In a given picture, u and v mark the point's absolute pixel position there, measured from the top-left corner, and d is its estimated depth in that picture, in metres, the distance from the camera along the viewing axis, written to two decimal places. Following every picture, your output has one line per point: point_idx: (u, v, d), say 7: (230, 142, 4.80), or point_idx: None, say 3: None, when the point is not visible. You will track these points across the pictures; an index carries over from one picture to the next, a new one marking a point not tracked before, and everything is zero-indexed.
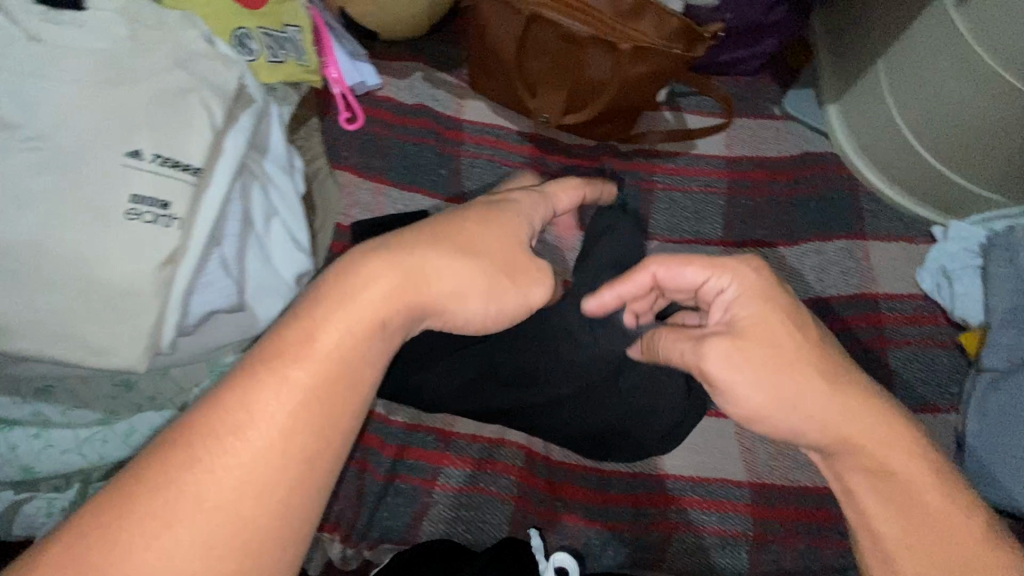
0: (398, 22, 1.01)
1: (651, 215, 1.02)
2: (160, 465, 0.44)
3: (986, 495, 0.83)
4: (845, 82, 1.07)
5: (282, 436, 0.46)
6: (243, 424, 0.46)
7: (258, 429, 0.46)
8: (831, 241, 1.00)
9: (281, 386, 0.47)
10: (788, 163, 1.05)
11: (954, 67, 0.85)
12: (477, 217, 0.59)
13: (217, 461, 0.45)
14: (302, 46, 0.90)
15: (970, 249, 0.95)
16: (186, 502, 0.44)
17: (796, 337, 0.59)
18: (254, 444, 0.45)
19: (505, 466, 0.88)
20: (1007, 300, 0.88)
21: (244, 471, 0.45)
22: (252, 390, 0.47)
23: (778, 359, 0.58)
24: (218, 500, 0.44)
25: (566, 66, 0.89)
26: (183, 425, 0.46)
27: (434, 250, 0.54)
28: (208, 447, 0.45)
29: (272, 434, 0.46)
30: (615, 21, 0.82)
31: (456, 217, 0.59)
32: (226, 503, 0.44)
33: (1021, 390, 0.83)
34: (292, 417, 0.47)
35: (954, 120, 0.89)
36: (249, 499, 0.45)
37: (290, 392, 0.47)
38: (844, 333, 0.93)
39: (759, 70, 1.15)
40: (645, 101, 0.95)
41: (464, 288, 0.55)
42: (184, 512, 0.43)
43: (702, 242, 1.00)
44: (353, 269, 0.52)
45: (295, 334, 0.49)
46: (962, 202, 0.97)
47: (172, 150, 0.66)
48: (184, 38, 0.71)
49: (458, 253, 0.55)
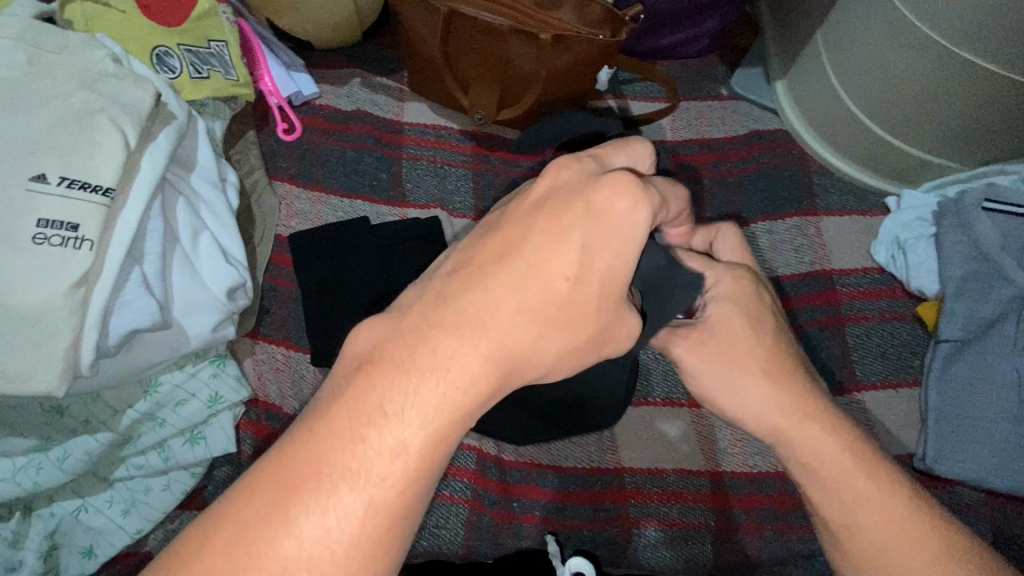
0: (330, 31, 1.01)
1: None
2: (304, 489, 0.41)
3: (950, 470, 0.81)
4: (790, 57, 1.05)
5: (402, 471, 0.42)
6: (373, 446, 0.42)
7: (355, 499, 0.41)
8: (782, 220, 0.98)
9: (370, 454, 0.42)
10: (736, 143, 1.04)
11: (887, 33, 0.82)
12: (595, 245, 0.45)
13: (345, 489, 0.41)
14: (229, 60, 0.88)
15: (923, 218, 0.92)
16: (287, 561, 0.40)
17: (760, 337, 0.59)
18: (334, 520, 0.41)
19: (457, 469, 0.87)
20: (959, 270, 0.86)
21: (365, 508, 0.41)
22: (343, 454, 0.42)
23: (752, 355, 0.58)
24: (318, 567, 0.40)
25: (492, 61, 0.88)
26: (312, 445, 0.43)
27: (551, 286, 0.44)
28: (321, 500, 0.41)
29: (351, 500, 0.41)
30: (532, 12, 0.82)
31: (530, 219, 0.45)
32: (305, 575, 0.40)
33: (977, 358, 0.83)
34: (414, 455, 0.42)
35: (894, 87, 0.86)
36: (366, 543, 0.41)
37: (410, 427, 0.42)
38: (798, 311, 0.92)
39: (705, 51, 1.12)
40: (579, 90, 0.94)
41: (557, 355, 0.45)
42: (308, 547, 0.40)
43: None
44: (486, 291, 0.44)
45: (387, 409, 0.43)
46: (914, 170, 0.95)
47: (80, 172, 0.66)
48: (90, 60, 0.71)
49: (578, 292, 0.44)
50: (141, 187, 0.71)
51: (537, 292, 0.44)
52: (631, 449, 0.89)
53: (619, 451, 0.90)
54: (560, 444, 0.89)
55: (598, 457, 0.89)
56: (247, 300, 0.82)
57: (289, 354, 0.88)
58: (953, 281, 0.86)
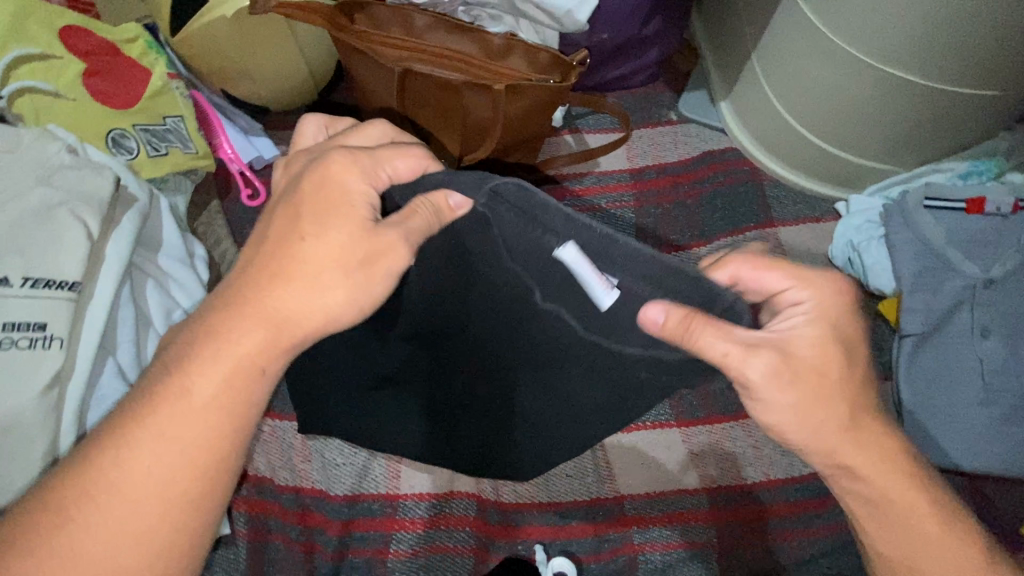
0: (286, 97, 1.02)
1: None
2: (110, 444, 0.51)
3: (932, 458, 0.84)
4: (730, 79, 1.10)
5: (196, 433, 0.52)
6: (178, 408, 0.52)
7: (175, 439, 0.51)
8: (742, 235, 1.02)
9: (163, 433, 0.51)
10: (690, 165, 1.08)
11: (816, 54, 0.88)
12: (314, 212, 0.53)
13: (151, 447, 0.51)
14: (186, 134, 0.89)
15: (872, 220, 0.98)
16: (120, 497, 0.50)
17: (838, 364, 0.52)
18: (151, 460, 0.51)
19: (457, 519, 0.85)
20: (911, 266, 0.91)
21: (170, 463, 0.51)
22: (168, 401, 0.52)
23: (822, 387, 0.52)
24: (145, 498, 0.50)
25: (450, 112, 0.91)
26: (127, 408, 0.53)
27: (307, 242, 0.53)
28: (152, 447, 0.51)
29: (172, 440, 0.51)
30: (484, 64, 0.86)
31: (273, 216, 0.55)
32: (134, 513, 0.50)
33: (940, 348, 0.87)
34: (205, 415, 0.52)
35: (828, 102, 0.92)
36: (172, 488, 0.51)
37: (202, 392, 0.52)
38: None
39: (652, 79, 1.17)
40: (537, 132, 0.97)
41: (320, 312, 0.53)
42: (115, 491, 0.50)
43: None
44: (261, 262, 0.54)
45: (182, 372, 0.52)
46: (857, 175, 1.01)
47: (44, 270, 0.65)
48: (45, 154, 0.70)
49: (326, 248, 0.53)
50: (108, 275, 0.70)
51: (304, 261, 0.53)
52: (628, 475, 0.91)
53: (617, 478, 0.90)
54: (557, 479, 0.90)
55: (597, 487, 0.90)
56: None
57: (275, 424, 0.86)
58: (908, 277, 0.91)
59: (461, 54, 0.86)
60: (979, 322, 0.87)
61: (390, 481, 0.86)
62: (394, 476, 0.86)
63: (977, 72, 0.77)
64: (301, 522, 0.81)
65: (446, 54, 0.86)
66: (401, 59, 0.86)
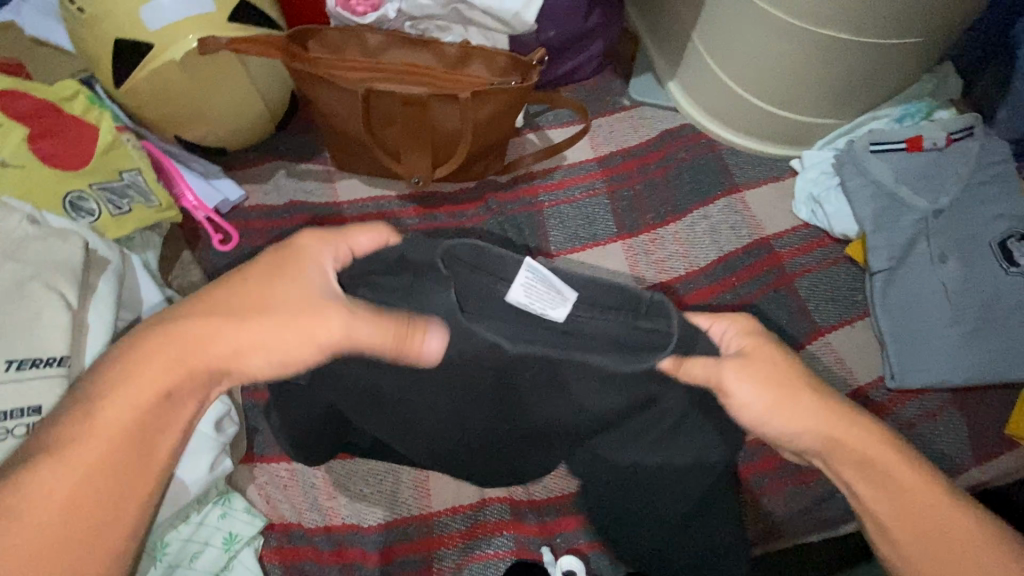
0: (242, 136, 0.99)
1: (549, 233, 1.05)
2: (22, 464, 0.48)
3: (921, 380, 0.91)
4: (675, 59, 1.15)
5: (107, 463, 0.49)
6: (88, 429, 0.49)
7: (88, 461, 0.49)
8: (712, 204, 1.06)
9: (74, 455, 0.48)
10: (652, 146, 1.12)
11: (753, 25, 0.93)
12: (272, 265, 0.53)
13: (56, 473, 0.48)
14: (146, 187, 0.85)
15: (826, 172, 1.05)
16: (24, 518, 0.47)
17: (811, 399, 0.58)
18: (66, 473, 0.48)
19: (495, 525, 0.85)
20: (869, 208, 0.98)
21: (69, 495, 0.48)
22: (80, 423, 0.49)
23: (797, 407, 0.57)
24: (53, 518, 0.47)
25: (419, 126, 0.92)
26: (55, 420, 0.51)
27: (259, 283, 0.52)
28: (59, 465, 0.48)
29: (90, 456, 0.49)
30: (448, 74, 0.87)
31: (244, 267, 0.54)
32: (33, 538, 0.46)
33: (909, 279, 0.95)
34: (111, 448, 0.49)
35: (770, 68, 0.98)
36: (68, 523, 0.47)
37: (123, 419, 0.49)
38: (750, 282, 1.00)
39: (600, 68, 1.21)
40: (506, 133, 0.98)
41: (251, 356, 0.51)
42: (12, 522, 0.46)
43: (602, 243, 1.04)
44: (218, 293, 0.52)
45: (101, 381, 0.50)
46: (805, 132, 1.07)
47: (28, 349, 0.61)
48: (6, 228, 0.66)
49: (277, 299, 0.52)
50: (96, 344, 0.66)
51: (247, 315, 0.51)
52: None
53: None
54: None
55: None
56: (236, 425, 0.78)
57: (293, 467, 0.82)
58: (869, 219, 0.98)
59: (424, 67, 0.87)
60: (936, 249, 0.95)
61: (422, 500, 0.84)
62: (424, 495, 0.85)
63: (899, 22, 0.84)
64: (337, 560, 0.79)
65: (410, 69, 0.86)
66: (364, 80, 0.85)
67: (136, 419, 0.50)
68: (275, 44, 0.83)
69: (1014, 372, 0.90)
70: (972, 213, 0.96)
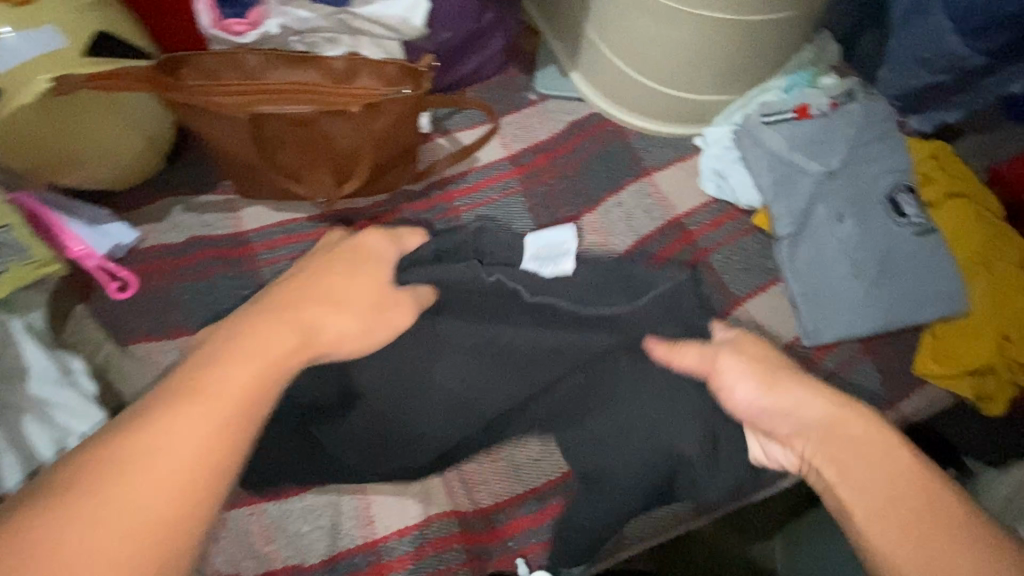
0: (126, 176, 0.93)
1: None
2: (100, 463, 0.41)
3: (830, 335, 0.96)
4: (574, 50, 1.16)
5: (195, 456, 0.43)
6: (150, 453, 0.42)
7: (189, 426, 0.44)
8: (624, 190, 1.08)
9: (131, 477, 0.41)
10: (561, 139, 1.13)
11: (639, 11, 0.95)
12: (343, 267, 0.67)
13: (142, 464, 0.42)
14: (22, 242, 0.78)
15: (727, 147, 1.08)
16: (140, 491, 0.41)
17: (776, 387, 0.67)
18: (188, 429, 0.44)
19: (442, 540, 0.84)
20: (769, 178, 1.02)
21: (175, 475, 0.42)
22: (187, 402, 0.45)
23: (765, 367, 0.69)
24: (156, 504, 0.41)
25: (313, 145, 0.89)
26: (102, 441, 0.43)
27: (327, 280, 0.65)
28: (150, 455, 0.42)
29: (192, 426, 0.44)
30: (334, 89, 0.84)
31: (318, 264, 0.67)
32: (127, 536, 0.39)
33: (812, 241, 1.00)
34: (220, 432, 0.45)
35: (662, 52, 1.00)
36: (165, 514, 0.41)
37: (215, 410, 0.46)
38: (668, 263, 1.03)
39: (503, 66, 1.20)
40: (409, 142, 0.96)
41: (332, 340, 0.61)
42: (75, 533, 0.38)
43: None
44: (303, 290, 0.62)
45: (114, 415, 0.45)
46: (703, 110, 1.11)
47: None
48: None
49: (335, 307, 0.62)
50: None
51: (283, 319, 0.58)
52: None
53: None
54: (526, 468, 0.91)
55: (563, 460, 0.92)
56: None
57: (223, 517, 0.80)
58: (770, 189, 1.02)
59: (308, 84, 0.83)
60: (834, 209, 1.00)
61: (364, 529, 0.84)
62: (365, 524, 0.84)
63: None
64: None
65: (293, 88, 0.83)
66: (245, 104, 0.82)
67: (251, 390, 0.49)
68: (132, 75, 0.78)
69: (917, 314, 0.96)
70: (863, 169, 1.02)
